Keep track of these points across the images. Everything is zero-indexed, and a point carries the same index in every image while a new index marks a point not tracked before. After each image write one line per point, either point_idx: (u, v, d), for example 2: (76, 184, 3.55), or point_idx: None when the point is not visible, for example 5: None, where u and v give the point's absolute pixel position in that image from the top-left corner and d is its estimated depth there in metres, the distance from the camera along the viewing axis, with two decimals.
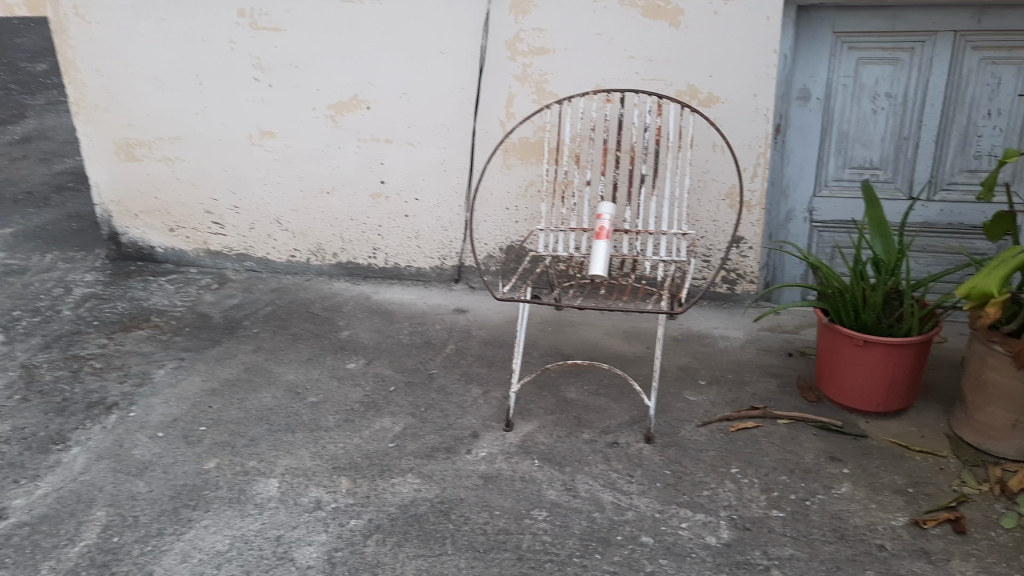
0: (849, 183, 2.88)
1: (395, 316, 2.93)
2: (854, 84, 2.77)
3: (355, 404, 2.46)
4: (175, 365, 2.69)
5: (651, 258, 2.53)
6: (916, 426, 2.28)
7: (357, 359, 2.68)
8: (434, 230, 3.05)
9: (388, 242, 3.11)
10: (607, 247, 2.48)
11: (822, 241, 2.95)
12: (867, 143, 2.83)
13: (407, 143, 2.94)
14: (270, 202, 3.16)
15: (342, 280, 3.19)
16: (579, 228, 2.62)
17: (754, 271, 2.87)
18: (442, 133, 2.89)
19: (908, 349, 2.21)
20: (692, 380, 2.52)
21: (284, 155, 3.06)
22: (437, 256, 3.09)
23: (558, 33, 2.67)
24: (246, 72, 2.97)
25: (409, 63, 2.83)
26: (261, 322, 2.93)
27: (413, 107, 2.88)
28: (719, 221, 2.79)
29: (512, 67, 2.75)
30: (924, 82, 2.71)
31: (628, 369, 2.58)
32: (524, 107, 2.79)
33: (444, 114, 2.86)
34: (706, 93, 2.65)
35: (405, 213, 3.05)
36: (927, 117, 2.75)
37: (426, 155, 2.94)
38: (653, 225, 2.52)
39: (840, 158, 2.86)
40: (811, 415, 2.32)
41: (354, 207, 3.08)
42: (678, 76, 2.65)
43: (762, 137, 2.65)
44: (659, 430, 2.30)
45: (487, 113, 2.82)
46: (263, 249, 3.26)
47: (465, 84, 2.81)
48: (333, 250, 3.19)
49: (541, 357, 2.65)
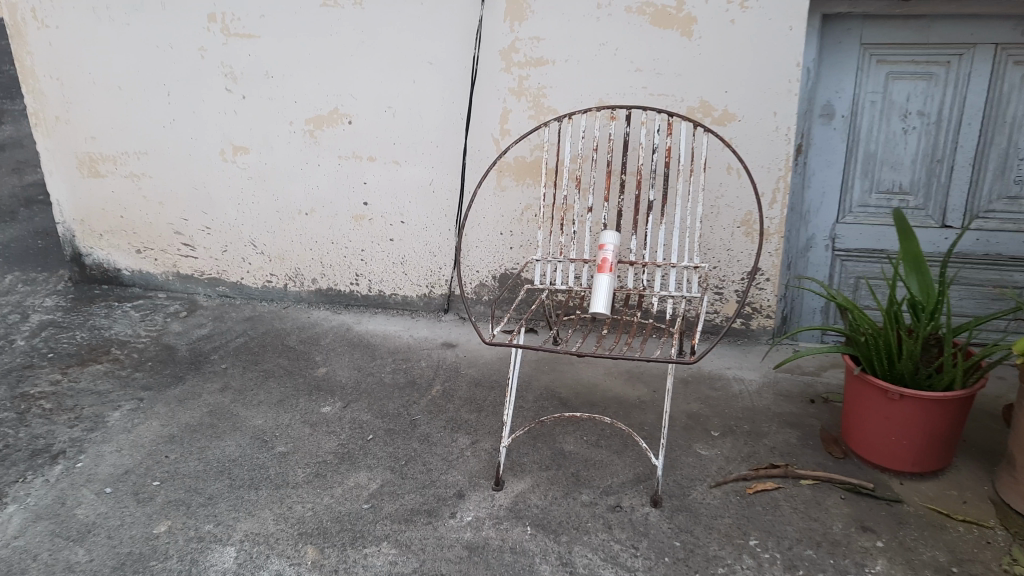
0: (875, 209, 2.65)
1: (377, 351, 2.67)
2: (883, 100, 2.52)
3: (328, 455, 2.20)
4: (132, 406, 2.44)
5: (658, 294, 2.28)
6: (957, 489, 2.02)
7: (333, 402, 2.42)
8: (421, 255, 2.79)
9: (372, 267, 2.86)
10: (610, 282, 2.25)
11: (845, 271, 2.73)
12: (896, 165, 2.58)
13: (392, 163, 2.69)
14: (243, 222, 2.90)
15: (322, 308, 2.94)
16: (579, 258, 2.35)
17: (771, 304, 2.61)
18: (431, 151, 2.64)
19: (947, 406, 1.95)
20: (703, 431, 2.26)
21: (259, 172, 2.81)
22: (425, 285, 2.84)
23: (557, 43, 2.42)
24: (217, 82, 2.72)
25: (393, 75, 2.58)
26: (231, 356, 2.67)
27: (398, 123, 2.63)
28: (734, 250, 2.54)
29: (506, 79, 2.49)
30: (960, 100, 2.46)
31: (632, 416, 2.32)
32: (519, 123, 2.54)
33: (432, 131, 2.61)
34: (720, 110, 2.40)
35: (390, 237, 2.79)
36: (963, 137, 2.49)
37: (412, 175, 2.69)
38: (662, 257, 2.26)
39: (866, 181, 2.62)
40: (837, 475, 2.07)
41: (334, 230, 2.83)
42: (689, 91, 2.40)
43: (782, 159, 2.40)
44: (667, 491, 2.04)
45: (479, 130, 2.57)
46: (236, 273, 3.00)
47: (454, 98, 2.55)
48: (312, 276, 2.93)
49: (536, 402, 2.40)
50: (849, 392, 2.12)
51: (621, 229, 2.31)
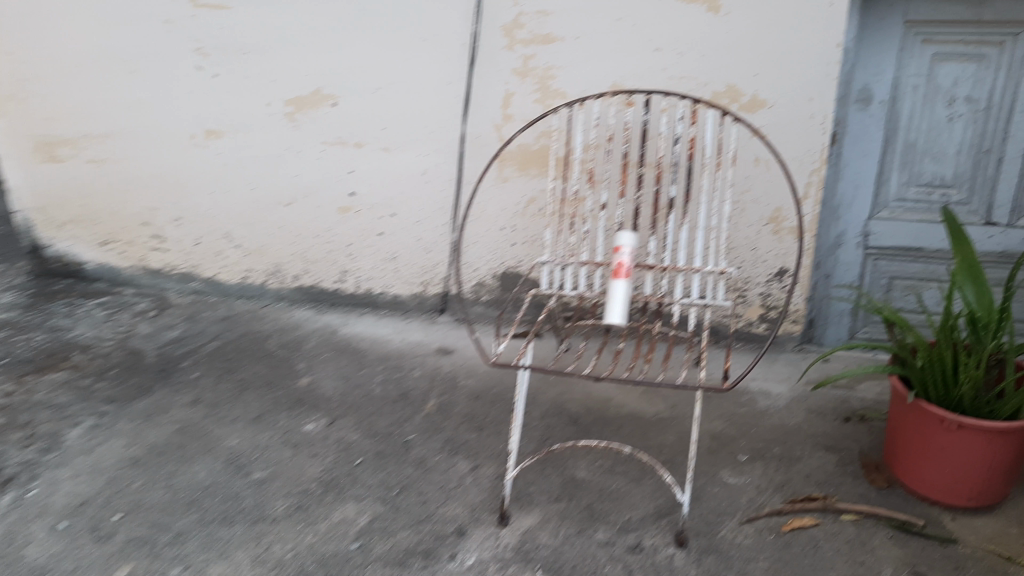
0: (913, 204, 2.41)
1: (366, 358, 2.43)
2: (927, 85, 2.28)
3: (310, 484, 1.95)
4: (92, 423, 2.16)
5: (680, 302, 2.03)
6: (1017, 528, 1.80)
7: (317, 419, 2.17)
8: (414, 251, 2.54)
9: (360, 263, 2.60)
10: (626, 289, 2.00)
11: (877, 271, 2.50)
12: (938, 156, 2.34)
13: (381, 150, 2.42)
14: (217, 213, 2.63)
15: (304, 307, 2.69)
16: (592, 261, 2.11)
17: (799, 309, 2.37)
18: (424, 137, 2.38)
19: (1012, 436, 1.74)
20: (730, 454, 2.04)
21: (234, 159, 2.54)
22: (418, 283, 2.59)
23: (566, 18, 2.16)
24: (186, 59, 2.44)
25: (383, 53, 2.31)
26: (204, 363, 2.42)
27: (388, 106, 2.36)
28: (760, 250, 2.31)
29: (509, 59, 2.23)
30: (1014, 84, 2.22)
31: (650, 436, 2.10)
32: (523, 107, 2.28)
33: (426, 115, 2.35)
34: (749, 96, 2.14)
35: (379, 231, 2.54)
36: (1014, 127, 2.26)
37: (403, 163, 2.42)
38: (684, 261, 2.02)
39: (905, 173, 2.38)
40: (883, 509, 1.85)
41: (318, 223, 2.57)
42: (715, 74, 2.14)
43: (817, 151, 2.15)
44: (693, 529, 1.81)
45: (478, 114, 2.31)
46: (210, 268, 2.73)
47: (451, 79, 2.29)
48: (293, 272, 2.67)
49: (542, 419, 2.17)
50: (900, 414, 1.91)
51: (639, 229, 2.07)
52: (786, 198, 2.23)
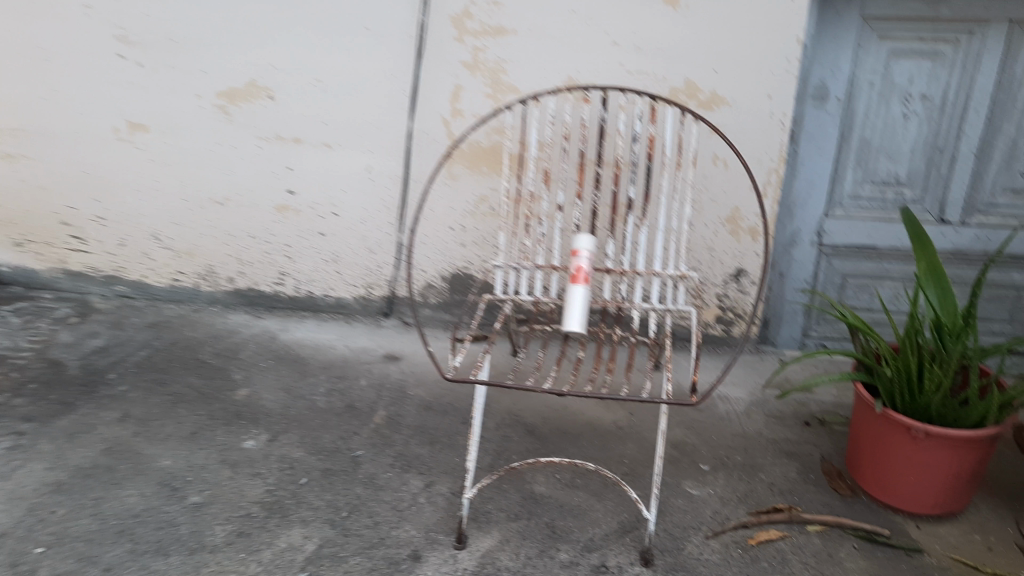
0: (867, 202, 2.38)
1: (308, 367, 2.30)
2: (883, 81, 2.24)
3: (253, 507, 1.81)
4: (9, 444, 1.94)
5: (640, 306, 1.96)
6: (980, 536, 1.79)
7: (258, 435, 2.04)
8: (358, 252, 2.41)
9: (299, 265, 2.46)
10: (585, 294, 1.92)
11: (831, 270, 2.48)
12: (893, 154, 2.32)
13: (321, 146, 2.29)
14: (144, 212, 2.46)
15: (240, 311, 2.53)
16: (549, 265, 2.02)
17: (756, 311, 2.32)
18: (368, 132, 2.25)
19: (978, 445, 1.72)
20: (692, 464, 1.99)
21: (161, 154, 2.37)
22: (362, 286, 2.47)
23: (519, 9, 2.06)
24: (108, 47, 2.26)
25: (324, 43, 2.17)
26: (132, 375, 2.25)
27: (329, 100, 2.23)
28: (717, 251, 2.25)
29: (458, 51, 2.11)
30: (968, 82, 2.20)
31: (609, 446, 2.04)
32: (474, 103, 2.16)
33: (369, 110, 2.22)
34: (707, 93, 2.07)
35: (320, 231, 2.40)
36: (968, 125, 2.24)
37: (346, 160, 2.29)
38: (644, 265, 1.94)
39: (860, 171, 2.35)
40: (848, 520, 1.82)
41: (254, 222, 2.42)
42: (674, 69, 2.06)
43: (776, 150, 2.10)
44: (658, 545, 1.74)
45: (426, 109, 2.19)
46: (137, 271, 2.55)
47: (396, 71, 2.16)
48: (227, 275, 2.52)
49: (498, 430, 2.08)
50: (866, 420, 1.87)
51: (597, 232, 1.98)
52: (744, 197, 2.18)
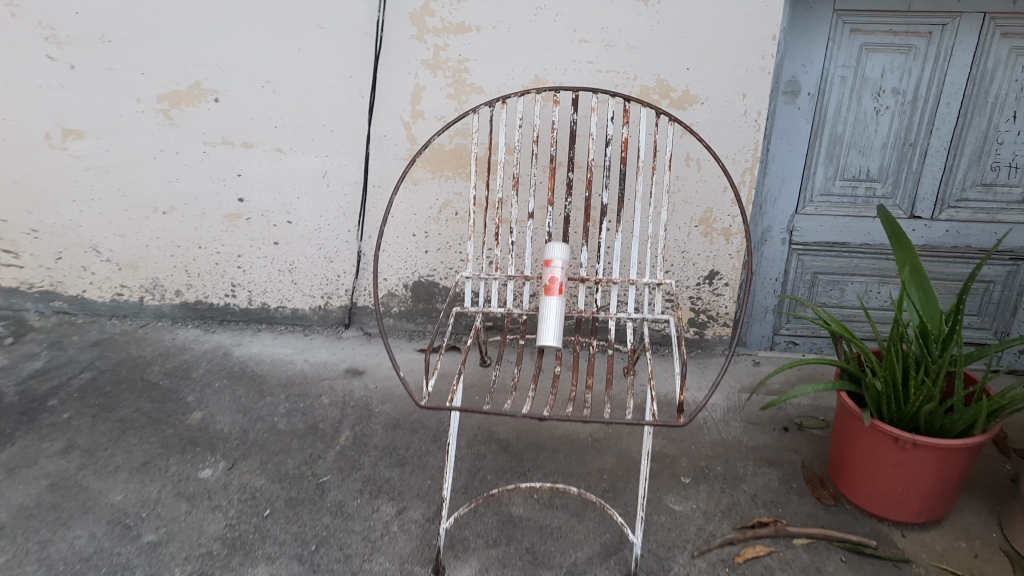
0: (838, 199, 2.34)
1: (266, 385, 2.18)
2: (855, 76, 2.19)
3: (213, 544, 1.68)
4: None
5: (616, 317, 1.89)
6: (966, 542, 1.75)
7: (215, 463, 1.91)
8: (315, 261, 2.29)
9: (253, 276, 2.33)
10: (560, 306, 1.84)
11: (802, 267, 2.44)
12: (864, 149, 2.27)
13: (273, 151, 2.15)
14: (82, 223, 2.30)
15: (190, 325, 2.40)
16: (520, 275, 1.93)
17: (729, 313, 2.26)
18: (323, 136, 2.12)
19: (964, 452, 1.67)
20: (672, 476, 1.92)
21: (99, 162, 2.21)
22: (320, 295, 2.35)
23: (482, 5, 1.95)
24: (35, 47, 2.09)
25: (273, 41, 2.04)
26: (76, 401, 2.10)
27: (280, 102, 2.09)
28: (689, 253, 2.19)
29: (418, 50, 2.00)
30: (940, 76, 2.16)
31: (586, 461, 1.96)
32: (436, 104, 2.06)
33: (323, 112, 2.09)
34: (680, 91, 2.00)
35: (274, 240, 2.27)
36: (940, 119, 2.20)
37: (300, 165, 2.16)
38: (619, 273, 1.86)
39: (831, 167, 2.30)
40: (834, 531, 1.75)
41: (202, 232, 2.28)
42: (645, 67, 1.98)
43: (750, 149, 2.03)
44: (645, 567, 1.66)
45: (384, 110, 2.07)
46: (76, 286, 2.39)
47: (352, 72, 2.04)
48: (175, 287, 2.37)
49: (470, 448, 1.99)
50: (847, 429, 1.82)
51: (569, 241, 1.92)
52: (718, 198, 2.11)
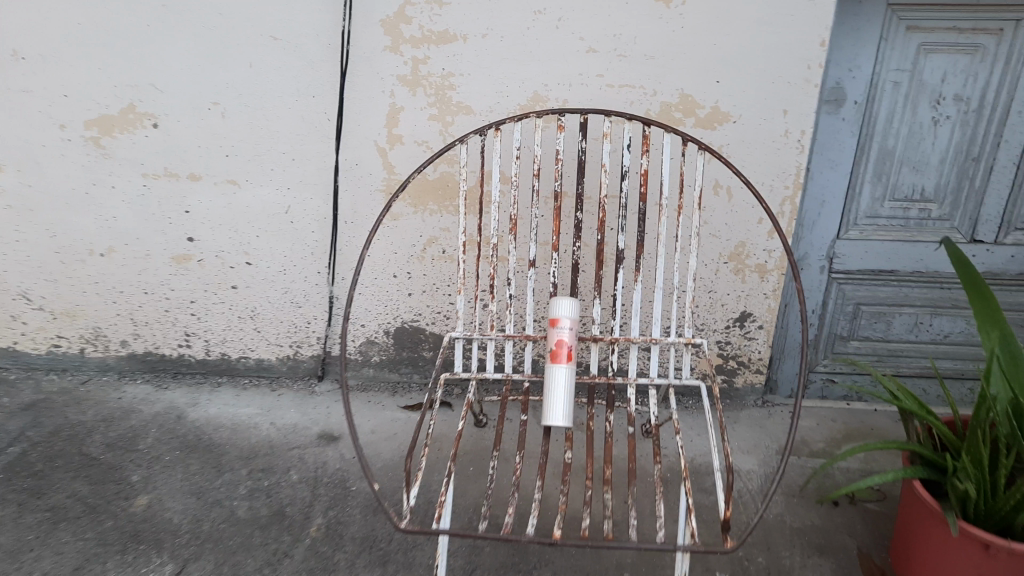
0: (886, 222, 2.02)
1: (225, 459, 1.86)
2: (910, 81, 1.86)
3: None
4: None
5: (637, 384, 1.57)
6: None
7: (160, 567, 1.58)
8: (280, 307, 1.97)
9: (209, 324, 2.01)
10: (569, 377, 1.52)
11: (842, 298, 2.12)
12: (919, 166, 1.94)
13: (224, 182, 1.82)
14: (7, 268, 1.96)
15: (141, 380, 2.08)
16: (521, 335, 1.61)
17: (762, 358, 1.95)
18: (283, 166, 1.78)
19: None
20: (707, 573, 1.59)
21: (20, 199, 1.87)
22: (288, 344, 2.03)
23: (469, 10, 1.61)
24: None
25: (218, 55, 1.69)
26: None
27: (231, 128, 1.76)
28: (717, 293, 1.87)
29: (393, 64, 1.66)
30: (1011, 80, 1.83)
31: (602, 554, 1.64)
32: (415, 126, 1.72)
33: (283, 136, 1.75)
34: (708, 108, 1.67)
35: (232, 284, 1.95)
36: (1009, 130, 1.88)
37: (258, 201, 1.83)
38: (640, 332, 1.54)
39: (879, 186, 1.98)
40: None
41: (148, 277, 1.95)
42: (665, 81, 1.65)
43: (792, 174, 1.71)
44: None
45: (354, 135, 1.74)
46: (6, 338, 2.07)
47: (315, 90, 1.70)
48: (120, 338, 2.05)
49: (465, 541, 1.67)
50: (910, 508, 1.51)
51: (580, 293, 1.59)
52: (751, 230, 1.79)
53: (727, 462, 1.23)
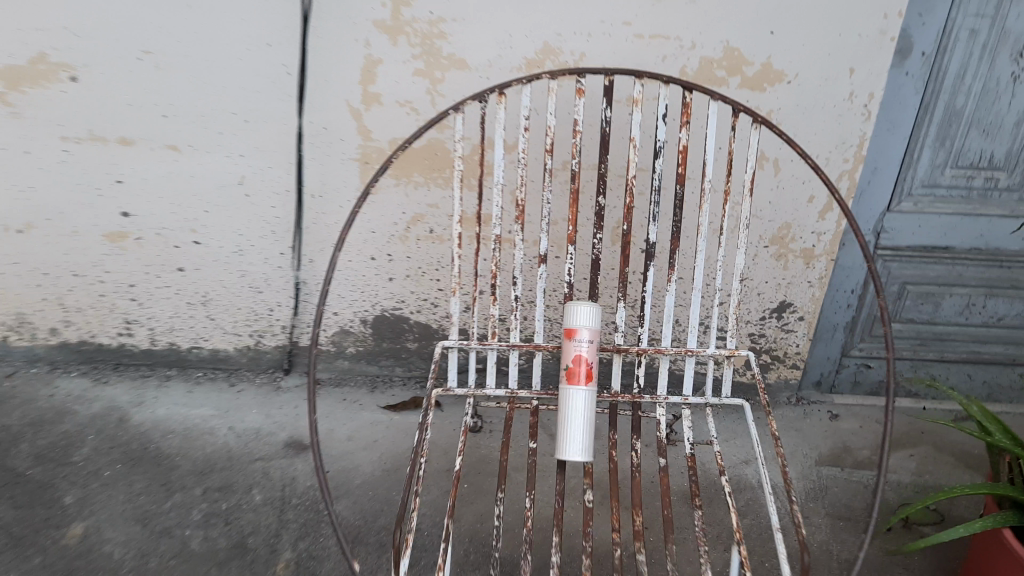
0: (945, 192, 1.73)
1: (176, 474, 1.57)
2: (990, 29, 1.55)
3: None
4: None
5: (669, 406, 1.33)
6: None
7: None
8: (237, 291, 1.67)
9: (154, 310, 1.72)
10: (589, 401, 1.26)
11: (886, 276, 1.85)
12: (990, 128, 1.65)
13: (163, 148, 1.49)
14: None
15: (76, 372, 1.78)
16: (530, 345, 1.34)
17: (800, 351, 1.69)
18: (236, 130, 1.46)
19: None
20: None
21: None
22: (247, 334, 1.75)
23: None
24: None
25: None
26: None
27: (168, 83, 1.42)
28: (753, 280, 1.60)
29: (368, 4, 1.33)
30: None
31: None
32: (398, 83, 1.40)
33: (233, 94, 1.43)
34: (758, 65, 1.36)
35: (178, 266, 1.64)
36: None
37: (205, 170, 1.51)
38: (676, 347, 1.28)
39: (941, 151, 1.69)
40: None
41: (77, 257, 1.64)
42: (707, 30, 1.33)
43: (853, 146, 1.43)
44: None
45: (322, 92, 1.41)
46: None
47: (271, 37, 1.37)
48: (49, 326, 1.75)
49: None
50: (988, 549, 1.28)
51: (602, 297, 1.31)
52: (800, 209, 1.51)
53: (799, 536, 0.99)
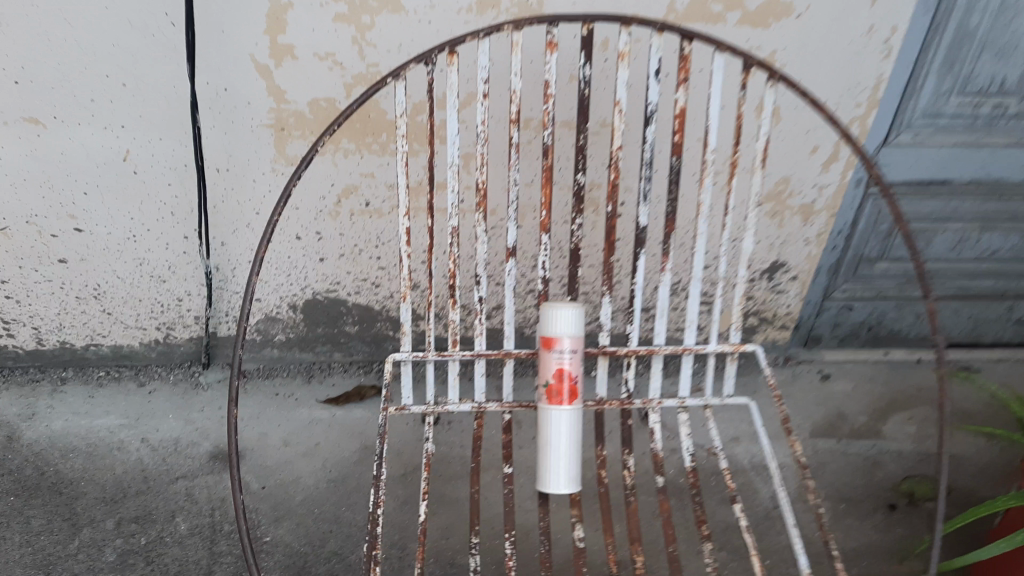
0: (948, 123, 1.50)
1: (81, 503, 1.31)
2: None
3: None
4: None
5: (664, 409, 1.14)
6: None
7: None
8: (136, 280, 1.40)
9: (38, 307, 1.43)
10: (572, 427, 1.06)
11: None
12: (1005, 50, 1.40)
13: (19, 121, 1.18)
14: None
15: None
16: (498, 352, 1.10)
17: (792, 313, 1.60)
18: (113, 96, 1.15)
19: None
20: None
21: None
22: (154, 326, 1.49)
23: None
24: None
25: None
26: None
27: (16, 39, 1.10)
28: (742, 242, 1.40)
29: None
30: None
31: None
32: (315, 30, 1.10)
33: (103, 51, 1.11)
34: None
35: (60, 257, 1.35)
36: None
37: (78, 146, 1.21)
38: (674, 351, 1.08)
39: (948, 77, 1.43)
40: None
41: None
42: None
43: (867, 87, 1.27)
44: None
45: (220, 45, 1.11)
46: None
47: None
48: None
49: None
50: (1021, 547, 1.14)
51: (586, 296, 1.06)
52: (801, 162, 1.31)
53: None
